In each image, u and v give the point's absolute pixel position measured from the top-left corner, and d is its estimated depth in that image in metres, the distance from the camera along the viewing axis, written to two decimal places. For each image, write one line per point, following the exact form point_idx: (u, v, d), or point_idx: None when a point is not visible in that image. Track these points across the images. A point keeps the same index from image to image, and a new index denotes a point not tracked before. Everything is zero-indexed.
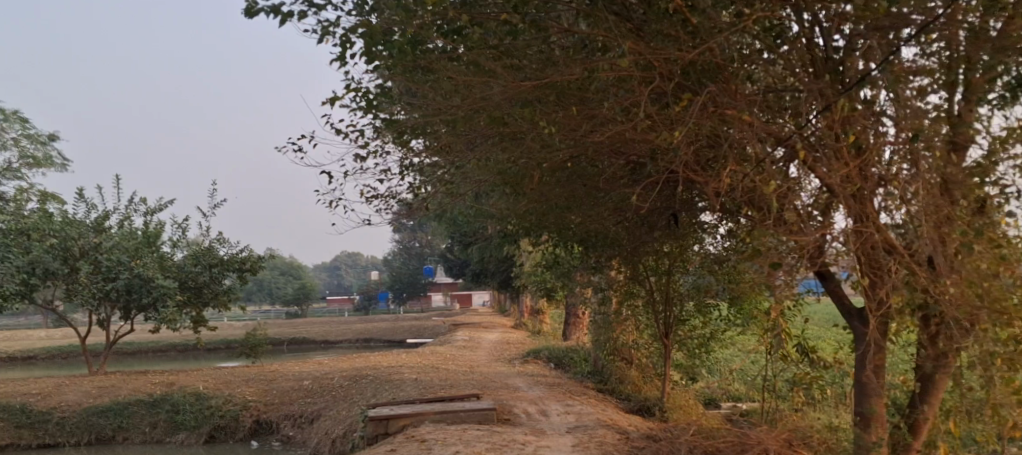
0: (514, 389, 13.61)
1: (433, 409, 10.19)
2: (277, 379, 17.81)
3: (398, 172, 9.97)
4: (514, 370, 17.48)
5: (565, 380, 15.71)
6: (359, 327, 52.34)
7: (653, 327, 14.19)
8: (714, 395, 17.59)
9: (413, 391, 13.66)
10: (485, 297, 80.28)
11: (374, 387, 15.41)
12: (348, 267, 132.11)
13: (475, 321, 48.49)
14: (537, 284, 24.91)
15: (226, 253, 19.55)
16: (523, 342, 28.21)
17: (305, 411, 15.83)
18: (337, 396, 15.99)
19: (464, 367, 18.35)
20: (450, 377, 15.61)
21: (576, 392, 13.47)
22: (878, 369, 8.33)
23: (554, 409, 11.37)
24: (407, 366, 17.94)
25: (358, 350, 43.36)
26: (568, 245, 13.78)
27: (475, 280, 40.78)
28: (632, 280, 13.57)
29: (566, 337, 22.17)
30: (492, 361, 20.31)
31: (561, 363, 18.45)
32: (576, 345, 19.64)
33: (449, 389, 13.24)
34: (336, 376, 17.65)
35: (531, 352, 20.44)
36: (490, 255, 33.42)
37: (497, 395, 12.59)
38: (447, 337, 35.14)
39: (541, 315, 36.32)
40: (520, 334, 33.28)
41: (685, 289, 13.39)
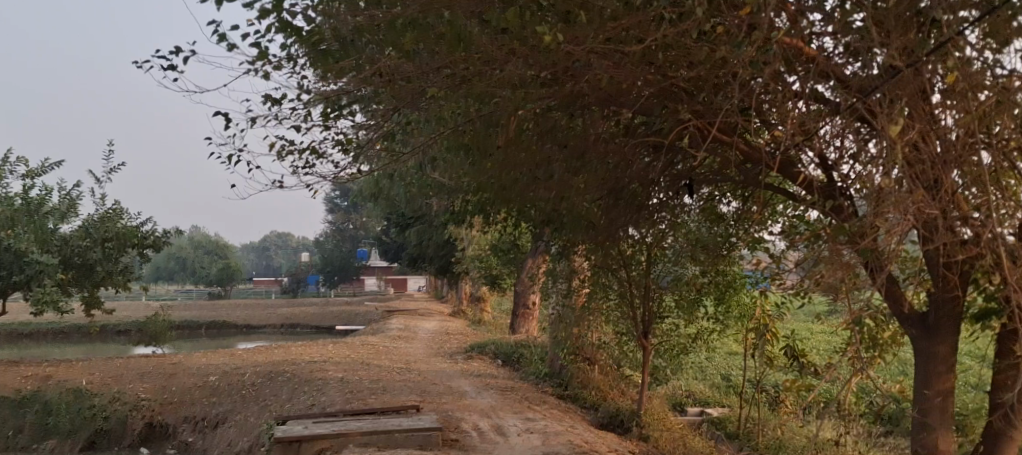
0: (461, 395, 11.42)
1: (361, 429, 7.91)
2: (178, 374, 15.20)
3: (325, 121, 7.48)
4: (457, 368, 15.30)
5: (517, 382, 13.61)
6: (287, 311, 49.34)
7: (627, 322, 12.06)
8: (680, 398, 15.75)
9: (338, 395, 11.33)
10: (421, 283, 77.89)
11: (291, 388, 13.00)
12: (279, 248, 127.63)
13: (411, 306, 46.25)
14: (481, 270, 22.81)
15: (122, 226, 16.75)
16: (464, 332, 26.15)
17: (210, 414, 13.32)
18: (248, 396, 13.52)
19: (401, 363, 16.10)
20: (384, 376, 13.31)
21: (534, 400, 11.37)
22: (946, 397, 6.41)
23: (512, 426, 9.22)
24: (334, 361, 15.59)
25: (285, 336, 40.55)
26: (530, 226, 11.62)
27: (413, 265, 38.42)
28: (604, 270, 11.50)
29: (514, 330, 20.15)
30: (430, 356, 18.13)
31: (511, 361, 16.37)
32: (527, 339, 17.60)
33: (383, 396, 10.97)
34: (249, 371, 15.16)
35: (476, 346, 18.35)
36: (431, 238, 31.26)
37: (442, 404, 10.39)
38: (380, 324, 32.79)
39: (483, 303, 34.26)
40: (459, 323, 31.14)
41: (664, 282, 11.47)
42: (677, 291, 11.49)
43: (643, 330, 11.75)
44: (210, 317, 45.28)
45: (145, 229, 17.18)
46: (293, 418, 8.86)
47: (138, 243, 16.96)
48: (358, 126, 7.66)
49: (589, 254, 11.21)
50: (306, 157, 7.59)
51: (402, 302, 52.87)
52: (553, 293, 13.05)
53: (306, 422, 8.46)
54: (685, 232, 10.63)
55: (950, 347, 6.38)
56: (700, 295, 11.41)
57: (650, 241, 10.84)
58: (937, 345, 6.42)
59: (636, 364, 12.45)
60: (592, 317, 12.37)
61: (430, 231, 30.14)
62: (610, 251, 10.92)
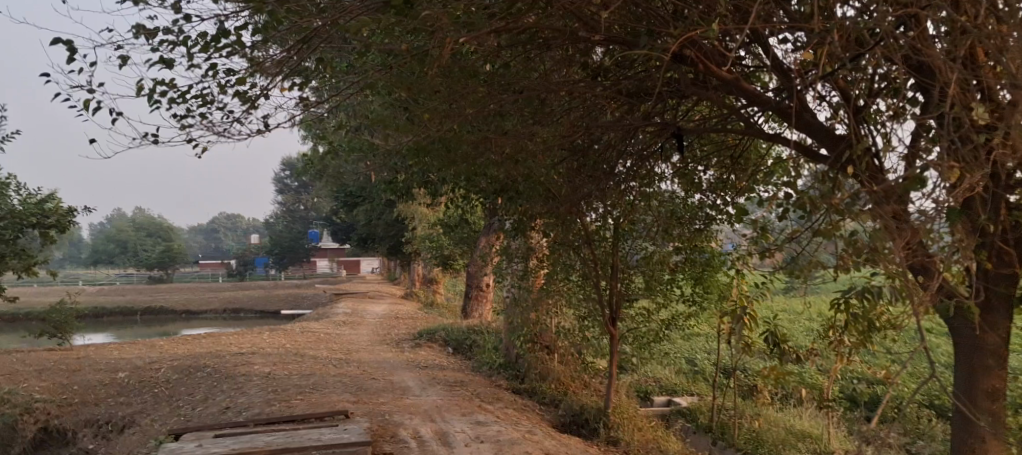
0: (402, 392, 9.95)
1: (267, 446, 6.38)
2: (84, 370, 13.48)
3: (209, 56, 5.82)
4: (402, 358, 13.78)
5: (468, 374, 12.20)
6: (231, 296, 47.19)
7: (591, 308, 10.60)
8: (646, 386, 14.49)
9: (258, 394, 9.79)
10: (375, 264, 76.06)
11: (208, 386, 11.39)
12: (227, 230, 124.05)
13: (362, 288, 44.56)
14: (431, 250, 21.24)
15: (20, 204, 14.81)
16: (415, 316, 24.62)
17: (116, 416, 11.66)
18: (160, 395, 11.88)
19: (340, 353, 14.57)
20: (317, 370, 11.79)
21: (486, 396, 9.96)
22: (998, 404, 5.06)
23: (457, 434, 7.77)
24: (264, 352, 13.98)
25: (228, 322, 38.60)
26: (480, 199, 10.18)
27: (362, 246, 36.61)
28: (563, 247, 10.05)
29: (467, 314, 18.70)
30: (375, 343, 16.62)
31: (463, 350, 14.93)
32: (480, 324, 16.14)
33: (309, 395, 9.46)
34: (165, 365, 13.47)
35: (426, 332, 16.86)
36: (381, 216, 29.68)
37: (378, 405, 8.92)
38: (328, 307, 31.10)
39: (436, 285, 32.70)
40: (410, 307, 29.57)
41: (632, 259, 10.12)
42: (649, 270, 10.09)
43: (610, 317, 10.34)
44: (149, 303, 43.06)
45: (47, 206, 15.25)
46: (190, 432, 7.30)
47: (38, 222, 14.99)
48: (256, 64, 6.13)
49: (546, 230, 9.76)
50: (187, 103, 5.91)
51: (354, 284, 51.08)
52: (507, 274, 11.60)
53: (203, 438, 6.91)
54: (656, 203, 9.44)
55: (1003, 336, 5.03)
56: (674, 274, 10.03)
57: (618, 213, 9.42)
58: (986, 336, 5.05)
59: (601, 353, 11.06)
60: (552, 300, 10.92)
61: (379, 209, 28.55)
62: (571, 225, 9.49)
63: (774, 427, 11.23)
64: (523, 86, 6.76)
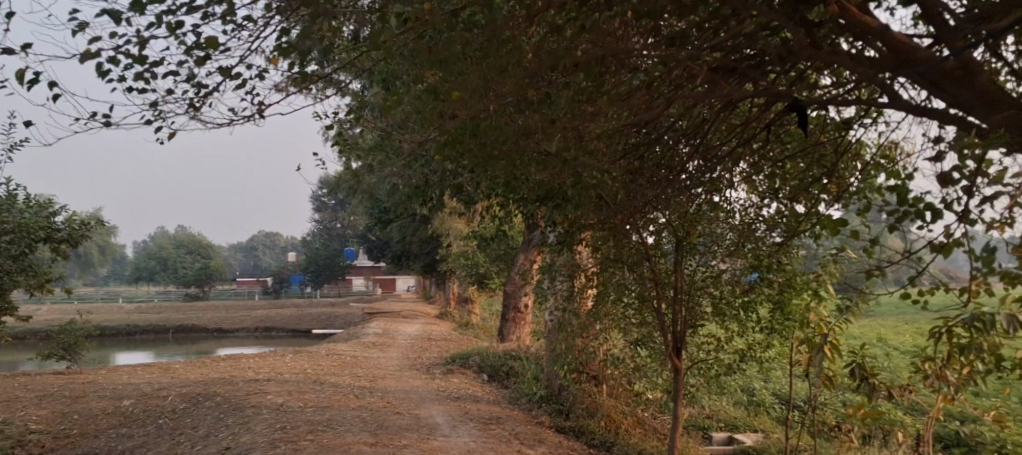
0: (429, 430, 8.65)
1: None
2: (88, 397, 12.38)
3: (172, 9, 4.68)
4: (432, 387, 12.50)
5: (504, 407, 10.80)
6: (263, 314, 46.44)
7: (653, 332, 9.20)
8: (704, 421, 13.01)
9: (264, 432, 8.53)
10: (411, 283, 75.21)
11: (215, 417, 10.21)
12: (265, 248, 124.58)
13: (395, 308, 43.46)
14: (466, 269, 19.99)
15: (30, 215, 13.82)
16: (448, 338, 23.35)
17: (115, 450, 10.53)
18: (164, 427, 10.72)
19: (365, 380, 13.30)
20: (336, 401, 10.52)
21: (526, 437, 8.58)
22: None
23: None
24: (282, 379, 12.77)
25: (259, 340, 37.77)
26: (519, 208, 8.88)
27: (396, 264, 35.50)
28: (614, 266, 8.66)
29: (504, 338, 17.26)
30: (404, 369, 15.33)
31: (500, 378, 13.54)
32: (518, 349, 14.79)
33: (321, 436, 8.16)
34: (174, 392, 12.32)
35: (459, 356, 15.52)
36: (415, 233, 28.47)
37: (398, 450, 7.59)
38: (360, 327, 29.99)
39: (471, 305, 31.41)
40: (444, 327, 28.31)
41: (697, 280, 8.72)
42: (718, 292, 8.64)
43: (674, 348, 8.90)
44: (181, 321, 42.51)
45: (59, 219, 14.19)
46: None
47: (47, 236, 13.98)
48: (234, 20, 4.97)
49: (597, 244, 8.44)
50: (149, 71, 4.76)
51: (389, 303, 49.95)
52: (551, 295, 10.31)
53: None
54: (730, 212, 8.12)
55: None
56: (751, 295, 8.48)
57: (682, 220, 8.10)
58: None
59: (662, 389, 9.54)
60: (602, 326, 9.54)
61: (412, 224, 27.40)
62: (625, 239, 8.17)
63: None
64: (575, 59, 5.50)
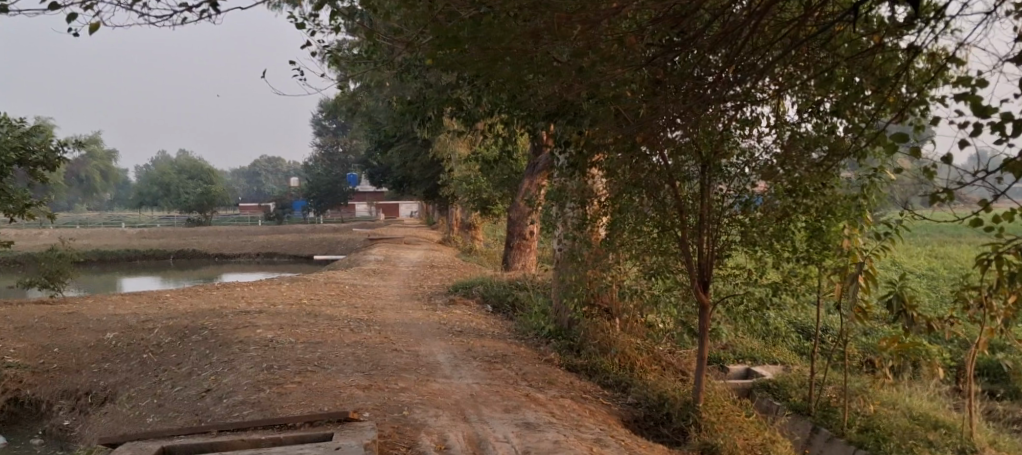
0: (429, 370, 7.92)
1: None
2: (70, 329, 11.68)
3: None
4: (434, 319, 11.81)
5: (510, 343, 10.08)
6: (264, 240, 45.87)
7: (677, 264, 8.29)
8: (720, 354, 12.37)
9: (248, 373, 7.78)
10: (414, 208, 74.67)
11: (200, 353, 9.49)
12: (268, 172, 123.77)
13: (397, 234, 42.88)
14: (468, 194, 19.16)
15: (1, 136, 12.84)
16: (451, 265, 22.72)
17: (96, 387, 9.88)
18: (147, 363, 10.02)
19: (362, 312, 12.60)
20: (329, 337, 9.80)
21: (534, 378, 7.86)
22: None
23: (496, 450, 5.58)
24: (274, 311, 12.07)
25: (259, 267, 37.28)
26: (525, 127, 7.92)
27: (398, 189, 34.69)
28: (633, 192, 7.74)
29: (508, 266, 16.55)
30: (404, 299, 14.65)
31: (505, 310, 12.85)
32: (524, 278, 14.08)
33: (310, 378, 7.40)
34: (159, 324, 11.61)
35: (462, 285, 14.83)
36: (415, 158, 27.61)
37: (394, 396, 6.84)
38: (361, 254, 29.37)
39: (475, 231, 30.74)
40: (448, 254, 27.70)
41: (726, 206, 7.81)
42: (748, 220, 7.69)
43: (699, 281, 8.00)
44: (181, 246, 42.01)
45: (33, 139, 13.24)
46: (124, 445, 5.17)
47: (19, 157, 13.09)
48: None
49: (612, 167, 7.53)
50: None
51: (391, 228, 49.40)
52: (561, 221, 9.47)
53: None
54: (764, 130, 7.21)
55: None
56: (787, 222, 7.52)
57: (711, 138, 7.15)
58: None
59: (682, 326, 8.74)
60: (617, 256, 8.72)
61: (412, 148, 26.50)
62: (646, 160, 7.22)
63: (898, 416, 9.11)
64: None
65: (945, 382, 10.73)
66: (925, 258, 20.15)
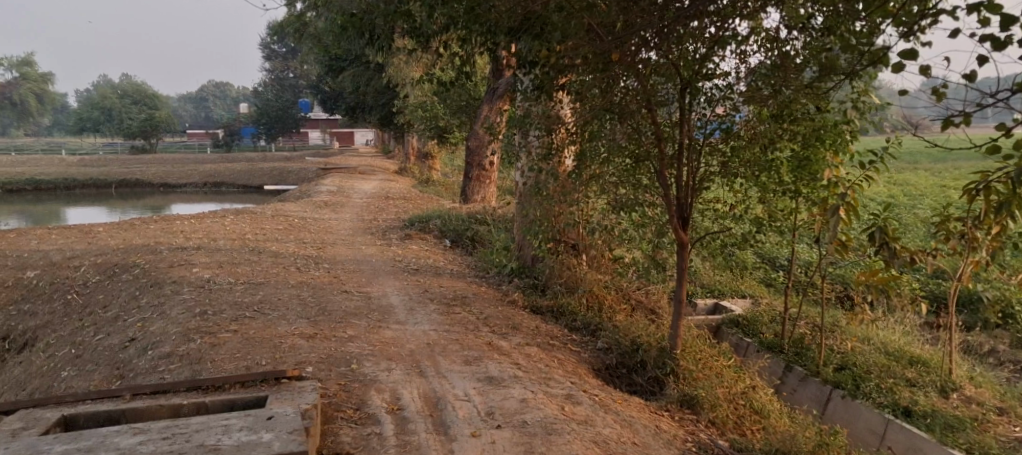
0: (382, 315, 7.22)
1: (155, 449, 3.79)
2: None
3: None
4: (388, 256, 11.07)
5: (470, 281, 9.41)
6: (212, 168, 44.24)
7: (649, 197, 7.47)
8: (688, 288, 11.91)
9: (178, 319, 6.98)
10: (369, 136, 73.01)
11: (129, 295, 8.64)
12: (217, 98, 119.79)
13: (351, 162, 41.69)
14: (425, 121, 18.23)
15: None
16: (407, 195, 21.90)
17: (15, 331, 8.99)
18: (71, 305, 9.15)
19: (310, 248, 11.78)
20: (273, 277, 9.01)
21: (497, 322, 7.21)
22: None
23: (456, 411, 4.93)
24: (214, 247, 11.19)
25: (207, 197, 35.91)
26: (486, 43, 7.00)
27: (351, 116, 33.40)
28: (605, 116, 6.85)
29: (466, 198, 15.77)
30: (356, 233, 13.85)
31: (464, 245, 12.15)
32: (484, 210, 13.37)
33: (248, 326, 6.64)
34: (87, 262, 10.68)
35: (418, 218, 14.06)
36: (368, 84, 26.40)
37: (342, 346, 6.13)
38: (314, 183, 28.31)
39: (432, 160, 29.81)
40: (404, 184, 26.83)
41: (709, 136, 6.89)
42: (729, 149, 6.84)
43: (678, 217, 7.15)
44: (124, 175, 40.26)
45: None
46: (17, 414, 4.39)
47: None
48: None
49: (582, 90, 6.66)
50: None
51: (346, 157, 48.13)
52: (525, 151, 8.69)
53: (21, 437, 3.98)
54: (751, 48, 6.43)
55: None
56: (773, 151, 6.71)
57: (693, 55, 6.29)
58: None
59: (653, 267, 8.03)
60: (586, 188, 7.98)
61: (365, 74, 25.27)
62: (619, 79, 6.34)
63: (875, 354, 8.73)
64: None
65: (919, 317, 10.39)
66: (888, 187, 19.96)
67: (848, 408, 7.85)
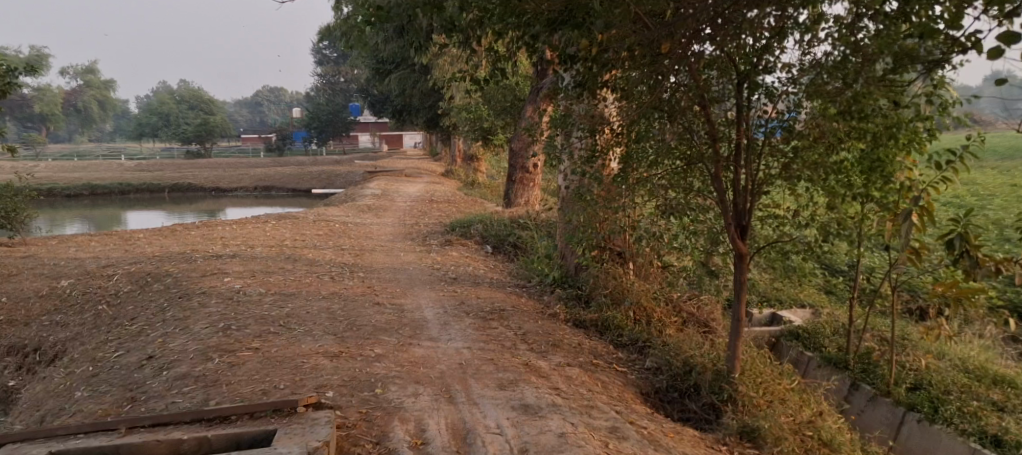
0: (413, 331, 6.74)
1: None
2: (24, 276, 10.59)
3: None
4: (426, 263, 10.63)
5: (510, 292, 8.90)
6: (262, 172, 44.66)
7: (703, 203, 6.78)
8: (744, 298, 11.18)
9: (199, 335, 6.62)
10: (417, 139, 73.06)
11: (158, 307, 8.36)
12: (270, 103, 121.76)
13: (399, 165, 41.62)
14: (468, 124, 17.80)
15: None
16: (452, 199, 21.52)
17: (46, 343, 8.79)
18: (101, 317, 8.92)
19: (348, 255, 11.42)
20: (305, 287, 8.64)
21: (536, 339, 6.68)
22: None
23: (486, 447, 4.45)
24: (249, 255, 10.91)
25: (257, 200, 36.15)
26: (523, 36, 6.49)
27: (398, 119, 33.24)
28: (653, 112, 6.18)
29: (510, 202, 15.28)
30: (396, 239, 13.45)
31: (505, 252, 11.65)
32: (528, 215, 12.85)
33: (271, 343, 6.24)
34: (122, 270, 10.49)
35: (459, 223, 13.63)
36: (414, 87, 26.17)
37: (367, 367, 5.68)
38: (360, 187, 28.20)
39: (478, 163, 29.45)
40: (450, 187, 26.51)
41: (770, 132, 6.09)
42: (791, 149, 6.02)
43: (735, 225, 6.39)
44: (177, 180, 40.85)
45: None
46: None
47: None
48: None
49: (627, 86, 6.06)
50: None
51: (394, 160, 48.17)
52: (566, 154, 8.13)
53: None
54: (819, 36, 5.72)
55: None
56: (840, 152, 5.92)
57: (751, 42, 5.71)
58: None
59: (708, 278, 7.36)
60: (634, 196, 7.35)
61: (410, 76, 25.03)
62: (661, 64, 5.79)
63: (954, 371, 7.91)
64: None
65: (1001, 331, 9.51)
66: (957, 188, 18.90)
67: (926, 434, 7.09)
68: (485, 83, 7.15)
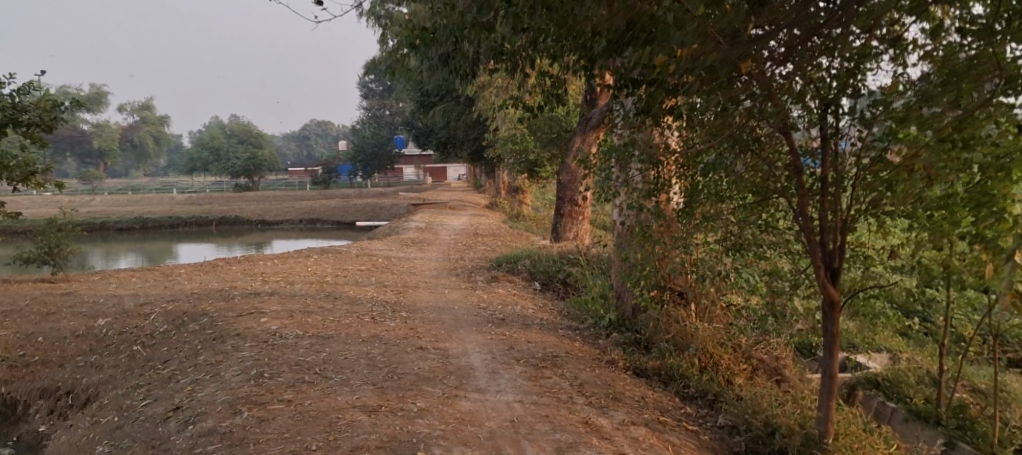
0: (459, 381, 6.17)
1: None
2: (62, 314, 10.32)
3: None
4: (473, 302, 10.07)
5: (562, 335, 8.28)
6: (308, 205, 44.83)
7: (781, 240, 6.11)
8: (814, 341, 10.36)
9: (230, 384, 6.15)
10: (462, 172, 73.00)
11: (191, 349, 7.93)
12: (317, 137, 123.57)
13: (443, 198, 41.37)
14: (516, 156, 17.32)
15: None
16: (498, 233, 20.99)
17: (79, 386, 8.43)
18: (135, 359, 8.54)
19: (390, 292, 10.93)
20: (344, 329, 8.14)
21: (595, 392, 6.05)
22: None
23: None
24: (289, 293, 10.48)
25: (302, 233, 36.16)
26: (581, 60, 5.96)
27: (442, 151, 33.01)
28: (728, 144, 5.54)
29: (558, 236, 14.69)
30: (441, 275, 12.95)
31: (556, 290, 11.04)
32: (578, 250, 12.24)
33: (305, 394, 5.73)
34: (158, 309, 10.14)
35: (506, 259, 13.07)
36: (459, 119, 25.89)
37: (409, 424, 5.13)
38: (404, 220, 27.90)
39: (524, 195, 28.94)
40: (495, 220, 26.02)
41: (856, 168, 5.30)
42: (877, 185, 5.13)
43: (825, 268, 5.78)
44: (224, 213, 41.19)
45: None
46: None
47: None
48: None
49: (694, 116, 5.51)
50: None
51: (438, 193, 47.99)
52: (624, 188, 7.53)
53: None
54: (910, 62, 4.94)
55: None
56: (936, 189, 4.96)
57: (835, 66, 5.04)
58: None
59: (784, 325, 6.65)
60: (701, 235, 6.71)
61: (456, 108, 24.75)
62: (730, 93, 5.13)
63: None
64: None
65: None
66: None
67: None
68: (538, 111, 6.61)
